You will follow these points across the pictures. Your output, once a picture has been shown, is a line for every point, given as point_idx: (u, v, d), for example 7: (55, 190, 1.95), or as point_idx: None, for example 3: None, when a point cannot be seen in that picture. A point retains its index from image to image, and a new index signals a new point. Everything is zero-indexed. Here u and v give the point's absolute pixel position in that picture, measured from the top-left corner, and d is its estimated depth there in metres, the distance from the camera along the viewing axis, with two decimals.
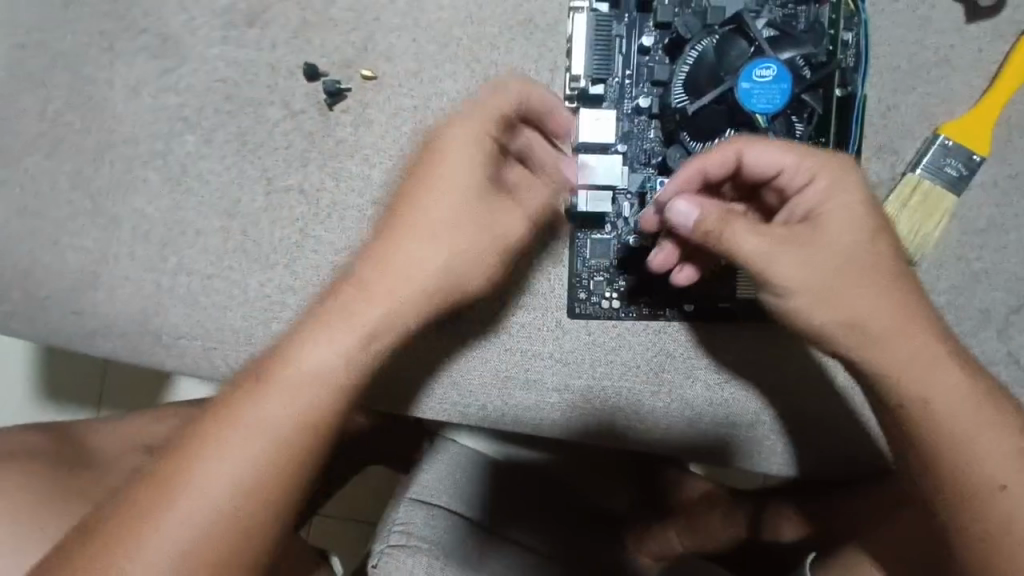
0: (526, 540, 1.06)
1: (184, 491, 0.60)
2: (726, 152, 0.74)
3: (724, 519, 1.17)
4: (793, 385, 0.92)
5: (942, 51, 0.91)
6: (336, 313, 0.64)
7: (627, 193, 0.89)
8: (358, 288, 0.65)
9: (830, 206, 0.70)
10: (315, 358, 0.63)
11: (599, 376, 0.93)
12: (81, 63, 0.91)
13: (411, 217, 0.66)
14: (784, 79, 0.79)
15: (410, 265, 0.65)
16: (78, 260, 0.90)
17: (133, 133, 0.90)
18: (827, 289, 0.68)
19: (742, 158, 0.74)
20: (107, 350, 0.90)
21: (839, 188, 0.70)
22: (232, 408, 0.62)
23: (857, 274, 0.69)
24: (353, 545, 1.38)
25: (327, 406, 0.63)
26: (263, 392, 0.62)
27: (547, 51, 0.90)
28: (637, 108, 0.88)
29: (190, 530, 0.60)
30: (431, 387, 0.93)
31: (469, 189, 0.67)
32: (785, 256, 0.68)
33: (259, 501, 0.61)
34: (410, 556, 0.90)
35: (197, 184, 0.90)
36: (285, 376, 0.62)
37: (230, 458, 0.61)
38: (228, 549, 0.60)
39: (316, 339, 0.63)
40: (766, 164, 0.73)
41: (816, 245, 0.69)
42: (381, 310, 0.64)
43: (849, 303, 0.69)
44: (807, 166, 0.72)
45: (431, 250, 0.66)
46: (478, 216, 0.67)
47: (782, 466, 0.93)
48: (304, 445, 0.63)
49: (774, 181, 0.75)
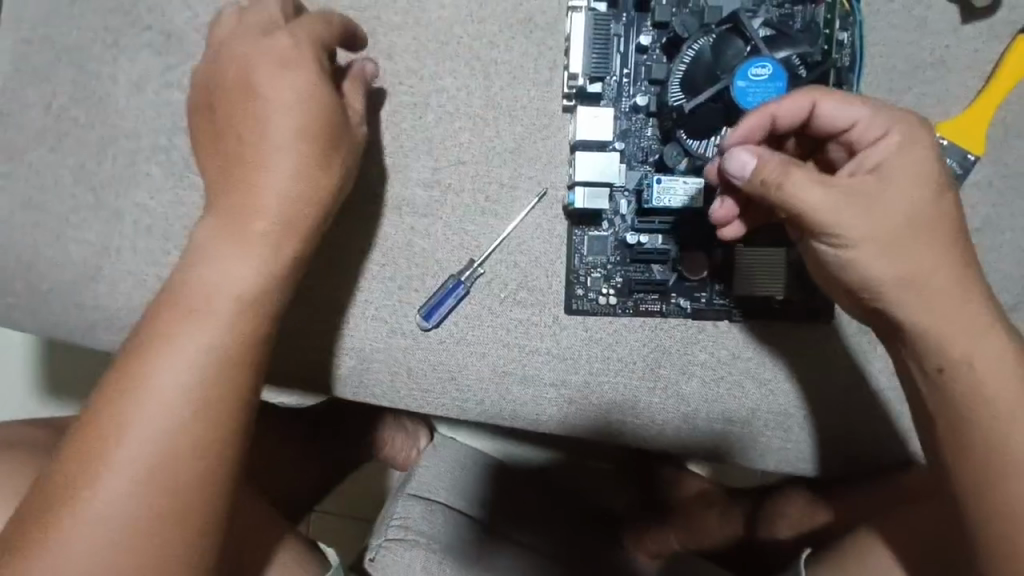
0: (526, 538, 1.06)
1: (119, 436, 0.63)
2: (801, 99, 0.74)
3: (721, 517, 1.18)
4: (787, 381, 0.93)
5: (938, 51, 0.92)
6: (221, 230, 0.72)
7: (624, 190, 0.91)
8: (238, 209, 0.72)
9: (898, 160, 0.70)
10: (220, 277, 0.69)
11: (595, 372, 0.94)
12: (85, 58, 0.92)
13: (266, 138, 0.74)
14: (779, 78, 0.81)
15: (249, 192, 0.72)
16: (80, 253, 0.91)
17: (136, 128, 0.92)
18: (889, 244, 0.69)
19: (817, 107, 0.74)
20: (109, 343, 0.92)
21: (914, 145, 0.70)
22: (152, 342, 0.66)
23: (920, 232, 0.70)
24: (351, 540, 1.39)
25: (226, 327, 0.68)
26: (173, 319, 0.67)
27: (546, 50, 0.91)
28: (634, 106, 0.89)
29: (128, 472, 0.62)
30: (427, 382, 0.93)
31: (285, 116, 0.74)
32: (856, 214, 0.68)
33: (190, 432, 0.64)
34: (407, 550, 0.91)
35: (199, 179, 0.91)
36: (188, 299, 0.68)
37: (155, 391, 0.64)
38: (173, 489, 0.63)
39: (212, 257, 0.70)
40: (840, 114, 0.73)
41: (881, 199, 0.69)
42: (259, 229, 0.72)
43: (908, 259, 0.70)
44: (881, 118, 0.72)
45: (279, 167, 0.74)
46: (317, 137, 0.75)
47: (775, 461, 0.94)
48: (216, 372, 0.66)
49: (846, 134, 0.74)
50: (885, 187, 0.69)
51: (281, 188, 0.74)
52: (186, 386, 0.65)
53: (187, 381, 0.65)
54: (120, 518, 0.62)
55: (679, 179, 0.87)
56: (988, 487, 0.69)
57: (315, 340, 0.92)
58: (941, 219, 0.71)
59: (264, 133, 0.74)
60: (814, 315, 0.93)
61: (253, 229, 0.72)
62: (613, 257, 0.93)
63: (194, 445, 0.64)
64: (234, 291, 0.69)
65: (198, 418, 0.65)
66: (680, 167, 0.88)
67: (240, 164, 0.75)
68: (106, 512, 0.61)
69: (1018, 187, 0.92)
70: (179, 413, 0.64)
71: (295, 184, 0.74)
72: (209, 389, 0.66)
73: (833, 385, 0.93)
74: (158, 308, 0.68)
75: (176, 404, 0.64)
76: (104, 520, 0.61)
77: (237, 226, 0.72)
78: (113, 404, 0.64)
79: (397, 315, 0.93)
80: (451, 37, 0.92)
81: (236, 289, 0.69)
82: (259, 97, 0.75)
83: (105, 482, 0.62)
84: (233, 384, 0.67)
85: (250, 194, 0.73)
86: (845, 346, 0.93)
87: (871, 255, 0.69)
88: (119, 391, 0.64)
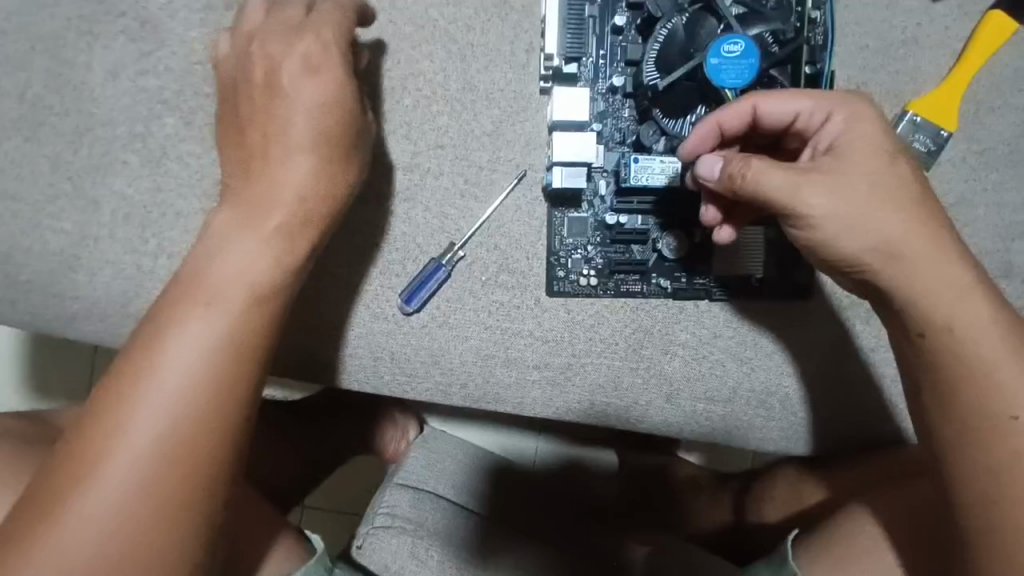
0: (518, 526, 1.06)
1: (126, 419, 0.62)
2: (742, 106, 0.77)
3: (709, 501, 1.19)
4: (768, 357, 0.94)
5: (910, 30, 0.93)
6: (237, 219, 0.72)
7: (603, 170, 0.91)
8: (254, 202, 0.73)
9: (851, 137, 0.73)
10: (227, 268, 0.69)
11: (578, 354, 0.94)
12: (60, 46, 0.91)
13: (293, 131, 0.76)
14: (752, 54, 0.81)
15: (271, 191, 0.74)
16: (58, 243, 0.91)
17: (112, 116, 0.91)
18: (857, 213, 0.71)
19: (759, 110, 0.77)
20: (90, 333, 0.91)
21: (862, 121, 0.73)
22: (165, 326, 0.66)
23: (886, 199, 0.71)
24: (341, 532, 1.39)
25: (240, 309, 0.68)
26: (187, 306, 0.67)
27: (522, 33, 0.92)
28: (611, 87, 0.90)
29: (134, 456, 0.61)
30: (410, 367, 0.93)
31: (309, 116, 0.76)
32: (817, 185, 0.70)
33: (193, 426, 0.63)
34: (394, 537, 0.90)
35: (176, 167, 0.91)
36: (203, 285, 0.68)
37: (166, 374, 0.63)
38: (174, 482, 0.62)
39: (228, 246, 0.70)
40: (782, 112, 0.76)
41: (844, 174, 0.71)
42: (276, 221, 0.73)
43: (878, 228, 0.71)
44: (819, 105, 0.74)
45: (299, 160, 0.75)
46: (337, 136, 0.77)
47: (757, 440, 0.95)
48: (229, 356, 0.66)
49: (792, 127, 0.77)
50: (845, 162, 0.72)
51: (297, 187, 0.75)
52: (195, 370, 0.64)
53: (200, 365, 0.64)
54: (121, 502, 0.60)
55: (656, 159, 0.88)
56: (966, 455, 0.69)
57: (295, 328, 0.92)
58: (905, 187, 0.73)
59: (285, 126, 0.76)
60: (793, 291, 0.93)
61: (271, 222, 0.73)
62: (593, 239, 0.93)
63: (200, 430, 0.63)
64: (250, 280, 0.69)
65: (206, 403, 0.64)
66: (657, 147, 0.89)
67: (258, 158, 0.76)
68: (109, 495, 0.60)
69: (990, 163, 0.93)
70: (190, 397, 0.63)
71: (317, 183, 0.76)
72: (220, 375, 0.65)
73: (811, 362, 0.94)
74: (170, 294, 0.68)
75: (187, 388, 0.63)
76: (106, 505, 0.60)
77: (255, 219, 0.72)
78: (121, 387, 0.63)
79: (380, 301, 0.92)
80: (426, 20, 0.92)
81: (251, 276, 0.70)
82: (287, 97, 0.76)
83: (109, 465, 0.60)
84: (246, 373, 0.67)
85: (267, 186, 0.74)
86: (824, 323, 0.94)
87: (843, 223, 0.71)
88: (129, 375, 0.63)
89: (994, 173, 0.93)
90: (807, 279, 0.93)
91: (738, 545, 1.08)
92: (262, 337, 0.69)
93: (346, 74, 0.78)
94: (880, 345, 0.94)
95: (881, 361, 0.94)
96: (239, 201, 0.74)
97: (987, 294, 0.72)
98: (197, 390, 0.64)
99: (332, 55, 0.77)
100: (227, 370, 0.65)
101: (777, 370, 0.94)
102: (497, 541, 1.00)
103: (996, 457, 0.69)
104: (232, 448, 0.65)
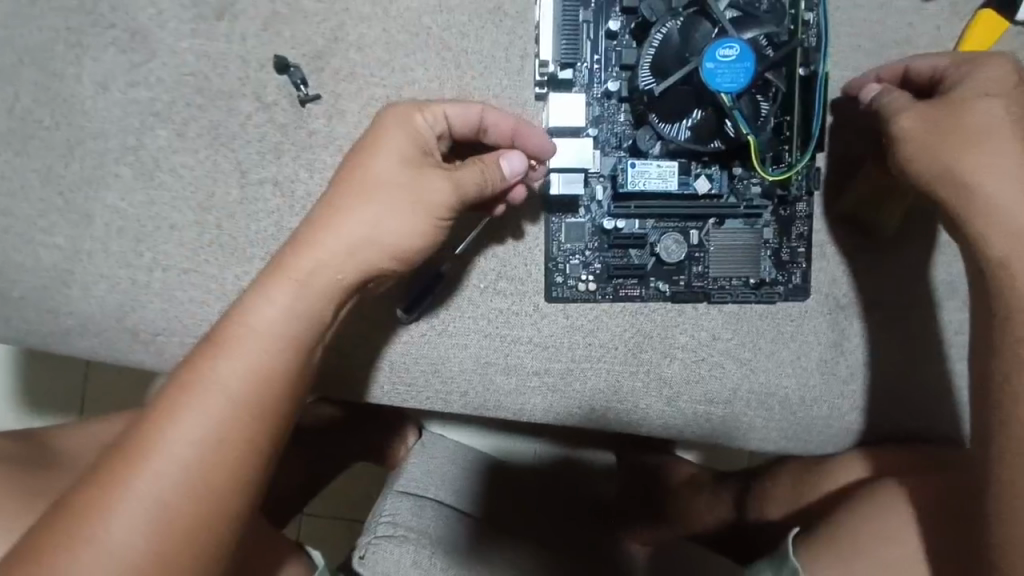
0: (517, 531, 1.05)
1: (147, 462, 0.58)
2: (893, 68, 0.85)
3: (710, 500, 1.18)
4: (766, 358, 0.95)
5: (902, 31, 0.94)
6: (276, 268, 0.67)
7: (599, 175, 0.91)
8: (302, 248, 0.69)
9: (981, 79, 0.74)
10: (266, 319, 0.65)
11: (578, 359, 0.94)
12: (48, 59, 0.90)
13: (361, 179, 0.72)
14: (747, 58, 0.80)
15: (331, 241, 0.69)
16: (51, 258, 0.90)
17: (104, 129, 0.90)
18: (944, 138, 0.73)
19: (908, 67, 0.83)
20: (85, 348, 0.90)
21: (1002, 68, 0.74)
22: (200, 370, 0.62)
23: (986, 133, 0.72)
24: (340, 540, 1.38)
25: (273, 358, 0.64)
26: (225, 350, 0.63)
27: (516, 38, 0.91)
28: (607, 92, 0.90)
29: (151, 510, 0.57)
30: (413, 377, 0.93)
31: (387, 178, 0.72)
32: (918, 110, 0.75)
33: (212, 466, 0.59)
34: (397, 546, 0.89)
35: (170, 178, 0.90)
36: (244, 336, 0.64)
37: (200, 426, 0.60)
38: (188, 525, 0.58)
39: (266, 295, 0.66)
40: (925, 67, 0.81)
41: (949, 105, 0.74)
42: (320, 269, 0.68)
43: (952, 154, 0.72)
44: (959, 61, 0.78)
45: (363, 214, 0.70)
46: (409, 199, 0.72)
47: (758, 441, 0.95)
48: (265, 410, 0.63)
49: (936, 82, 0.80)
50: (954, 96, 0.74)
51: (356, 240, 0.70)
52: (226, 418, 0.61)
53: (233, 413, 0.61)
54: (129, 553, 0.55)
55: (653, 164, 0.89)
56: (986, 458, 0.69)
57: None
58: (1003, 127, 0.71)
59: (366, 179, 0.72)
60: (788, 291, 0.94)
61: (312, 277, 0.67)
62: (591, 244, 0.93)
63: (222, 467, 0.60)
64: (290, 336, 0.65)
65: (233, 454, 0.60)
66: (653, 151, 0.90)
67: (316, 207, 0.72)
68: (118, 549, 0.55)
69: None
70: (222, 448, 0.60)
71: (374, 245, 0.71)
72: (251, 426, 0.62)
73: (808, 357, 0.95)
74: (209, 337, 0.64)
75: (219, 437, 0.60)
76: (118, 562, 0.55)
77: (296, 266, 0.68)
78: (147, 436, 0.59)
79: (379, 310, 0.92)
80: (420, 27, 0.91)
81: (291, 328, 0.66)
82: (376, 153, 0.73)
83: (124, 518, 0.56)
84: (276, 418, 0.64)
85: (323, 235, 0.70)
86: (821, 323, 0.95)
87: (914, 143, 0.75)
88: (156, 423, 0.59)
89: None
90: (802, 279, 0.94)
91: (743, 541, 1.08)
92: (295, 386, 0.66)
93: (414, 140, 0.75)
94: (880, 343, 0.94)
95: (879, 360, 0.94)
96: (293, 248, 0.69)
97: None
98: (223, 429, 0.60)
99: (403, 120, 0.75)
100: (259, 423, 0.62)
101: (777, 371, 0.95)
102: (494, 545, 1.00)
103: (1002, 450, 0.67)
104: (250, 495, 0.62)
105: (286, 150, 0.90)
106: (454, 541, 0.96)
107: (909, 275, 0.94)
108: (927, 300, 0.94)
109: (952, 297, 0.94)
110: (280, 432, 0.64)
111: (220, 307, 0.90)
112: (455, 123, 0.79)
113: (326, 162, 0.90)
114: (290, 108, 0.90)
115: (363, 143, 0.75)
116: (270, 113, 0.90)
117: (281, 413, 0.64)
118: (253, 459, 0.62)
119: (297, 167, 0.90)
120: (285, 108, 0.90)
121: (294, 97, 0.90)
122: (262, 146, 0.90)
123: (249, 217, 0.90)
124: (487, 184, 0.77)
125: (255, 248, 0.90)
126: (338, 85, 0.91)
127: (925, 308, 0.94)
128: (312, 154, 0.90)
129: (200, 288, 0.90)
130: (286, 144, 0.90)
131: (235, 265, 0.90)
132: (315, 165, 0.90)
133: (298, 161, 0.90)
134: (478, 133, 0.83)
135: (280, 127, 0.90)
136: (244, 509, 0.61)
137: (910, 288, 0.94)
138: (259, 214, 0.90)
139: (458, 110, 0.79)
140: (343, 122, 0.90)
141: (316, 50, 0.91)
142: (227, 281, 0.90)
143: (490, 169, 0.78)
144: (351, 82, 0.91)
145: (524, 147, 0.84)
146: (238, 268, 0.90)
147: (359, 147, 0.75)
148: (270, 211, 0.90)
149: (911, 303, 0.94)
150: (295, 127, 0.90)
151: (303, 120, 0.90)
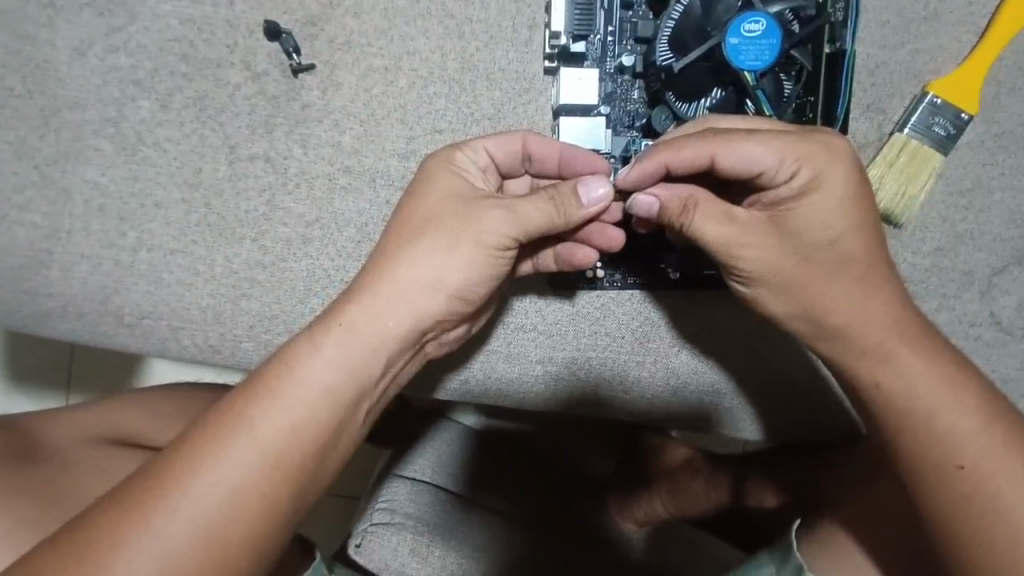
0: (507, 510, 1.02)
1: (162, 498, 0.55)
2: (696, 152, 0.66)
3: (706, 484, 1.05)
4: (777, 348, 0.90)
5: (933, 5, 0.89)
6: (328, 317, 0.64)
7: (612, 157, 0.84)
8: (356, 295, 0.65)
9: (815, 195, 0.66)
10: (316, 368, 0.61)
11: (582, 348, 0.91)
12: (19, 22, 0.84)
13: (413, 219, 0.68)
14: (774, 34, 0.76)
15: (402, 286, 0.65)
16: (28, 236, 0.85)
17: (82, 98, 0.84)
18: (805, 275, 0.68)
19: (719, 159, 0.66)
20: (68, 331, 0.86)
21: (831, 176, 0.66)
22: (239, 408, 0.59)
23: (836, 249, 0.68)
24: (341, 522, 1.36)
25: (315, 415, 0.60)
26: (271, 400, 0.59)
27: (525, 7, 0.85)
28: (621, 66, 0.83)
29: (168, 542, 0.54)
30: (430, 378, 0.91)
31: (443, 216, 0.68)
32: (752, 249, 0.68)
33: (234, 500, 0.56)
34: (395, 535, 0.93)
35: (154, 153, 0.85)
36: (290, 391, 0.60)
37: (229, 467, 0.56)
38: (206, 555, 0.55)
39: (316, 345, 0.62)
40: (745, 167, 0.66)
41: (787, 242, 0.67)
42: (371, 315, 0.64)
43: (808, 297, 0.69)
44: (795, 163, 0.65)
45: (429, 258, 0.66)
46: (458, 236, 0.67)
47: (767, 432, 0.93)
48: (294, 460, 0.59)
49: (751, 180, 0.68)
50: (788, 227, 0.67)
51: (414, 287, 0.66)
52: (257, 473, 0.57)
53: (264, 471, 0.57)
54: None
55: None
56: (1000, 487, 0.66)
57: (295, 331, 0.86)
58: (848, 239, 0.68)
59: (422, 222, 0.68)
60: None
61: (359, 324, 0.63)
62: None
63: (254, 509, 0.57)
64: (336, 391, 0.61)
65: (256, 500, 0.57)
66: None
67: (382, 237, 0.69)
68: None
69: (1009, 147, 0.90)
70: (242, 490, 0.56)
71: (429, 294, 0.66)
72: (288, 466, 0.58)
73: None
74: (258, 376, 0.61)
75: (242, 485, 0.56)
76: None
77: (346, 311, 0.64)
78: (167, 471, 0.56)
79: None
80: None
81: (338, 380, 0.61)
82: (426, 195, 0.69)
83: (143, 553, 0.53)
84: (305, 467, 0.59)
85: (378, 280, 0.66)
86: None
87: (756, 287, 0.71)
88: (180, 456, 0.57)
89: (1013, 157, 0.91)
90: None
91: (738, 528, 1.05)
92: (338, 440, 0.62)
93: (466, 178, 0.71)
94: None
95: None
96: (360, 290, 0.65)
97: (916, 344, 0.69)
98: (245, 468, 0.57)
99: (444, 161, 0.71)
100: (279, 469, 0.58)
101: (790, 361, 0.91)
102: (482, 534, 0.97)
103: (970, 468, 0.66)
104: (279, 512, 0.58)
105: (278, 124, 0.85)
106: (446, 523, 0.97)
107: (925, 264, 0.91)
108: (941, 291, 0.91)
109: (968, 288, 0.91)
110: (300, 478, 0.59)
111: (209, 290, 0.85)
112: (500, 157, 0.74)
113: (319, 138, 0.85)
114: (281, 79, 0.84)
115: (416, 184, 0.71)
116: (261, 84, 0.84)
117: (319, 457, 0.61)
118: (260, 480, 0.57)
119: (291, 142, 0.85)
120: (276, 78, 0.84)
121: (286, 66, 0.84)
122: (253, 120, 0.85)
123: (239, 195, 0.85)
124: (558, 216, 0.69)
125: (246, 228, 0.85)
126: (334, 54, 0.85)
127: (940, 299, 0.91)
128: (305, 129, 0.85)
129: (188, 270, 0.85)
130: (277, 118, 0.85)
131: (225, 246, 0.85)
132: (308, 140, 0.85)
133: (292, 137, 0.85)
134: (523, 162, 0.76)
135: (271, 100, 0.85)
136: (271, 537, 0.58)
137: (928, 278, 0.91)
138: (249, 191, 0.85)
139: (500, 143, 0.73)
140: (338, 95, 0.85)
141: (310, 15, 0.84)
142: (217, 262, 0.85)
143: (565, 201, 0.69)
144: (347, 51, 0.85)
145: (572, 171, 0.76)
146: (227, 249, 0.85)
147: (412, 188, 0.71)
148: (261, 188, 0.85)
149: (929, 293, 0.91)
150: (287, 100, 0.85)
151: (296, 92, 0.85)
